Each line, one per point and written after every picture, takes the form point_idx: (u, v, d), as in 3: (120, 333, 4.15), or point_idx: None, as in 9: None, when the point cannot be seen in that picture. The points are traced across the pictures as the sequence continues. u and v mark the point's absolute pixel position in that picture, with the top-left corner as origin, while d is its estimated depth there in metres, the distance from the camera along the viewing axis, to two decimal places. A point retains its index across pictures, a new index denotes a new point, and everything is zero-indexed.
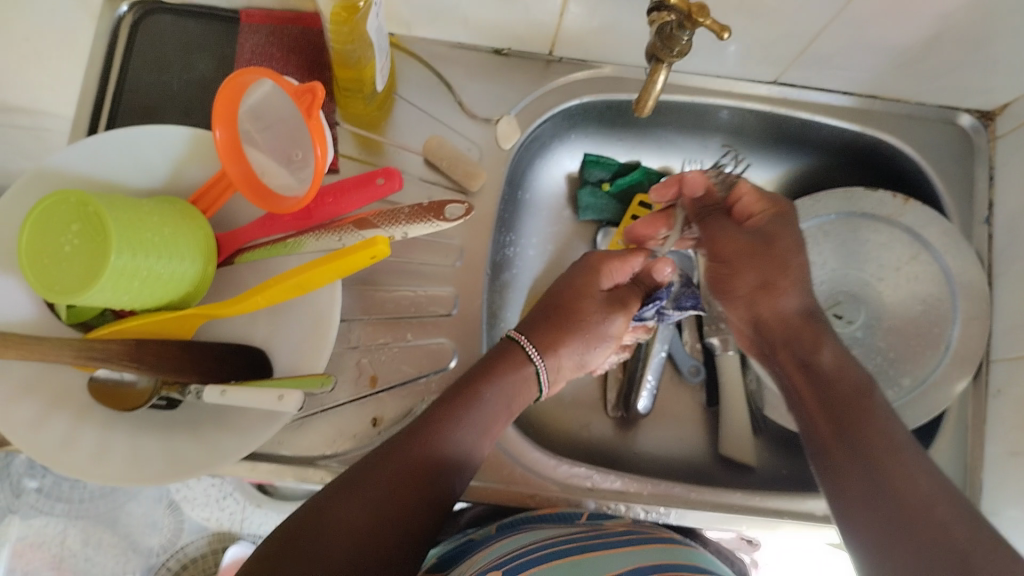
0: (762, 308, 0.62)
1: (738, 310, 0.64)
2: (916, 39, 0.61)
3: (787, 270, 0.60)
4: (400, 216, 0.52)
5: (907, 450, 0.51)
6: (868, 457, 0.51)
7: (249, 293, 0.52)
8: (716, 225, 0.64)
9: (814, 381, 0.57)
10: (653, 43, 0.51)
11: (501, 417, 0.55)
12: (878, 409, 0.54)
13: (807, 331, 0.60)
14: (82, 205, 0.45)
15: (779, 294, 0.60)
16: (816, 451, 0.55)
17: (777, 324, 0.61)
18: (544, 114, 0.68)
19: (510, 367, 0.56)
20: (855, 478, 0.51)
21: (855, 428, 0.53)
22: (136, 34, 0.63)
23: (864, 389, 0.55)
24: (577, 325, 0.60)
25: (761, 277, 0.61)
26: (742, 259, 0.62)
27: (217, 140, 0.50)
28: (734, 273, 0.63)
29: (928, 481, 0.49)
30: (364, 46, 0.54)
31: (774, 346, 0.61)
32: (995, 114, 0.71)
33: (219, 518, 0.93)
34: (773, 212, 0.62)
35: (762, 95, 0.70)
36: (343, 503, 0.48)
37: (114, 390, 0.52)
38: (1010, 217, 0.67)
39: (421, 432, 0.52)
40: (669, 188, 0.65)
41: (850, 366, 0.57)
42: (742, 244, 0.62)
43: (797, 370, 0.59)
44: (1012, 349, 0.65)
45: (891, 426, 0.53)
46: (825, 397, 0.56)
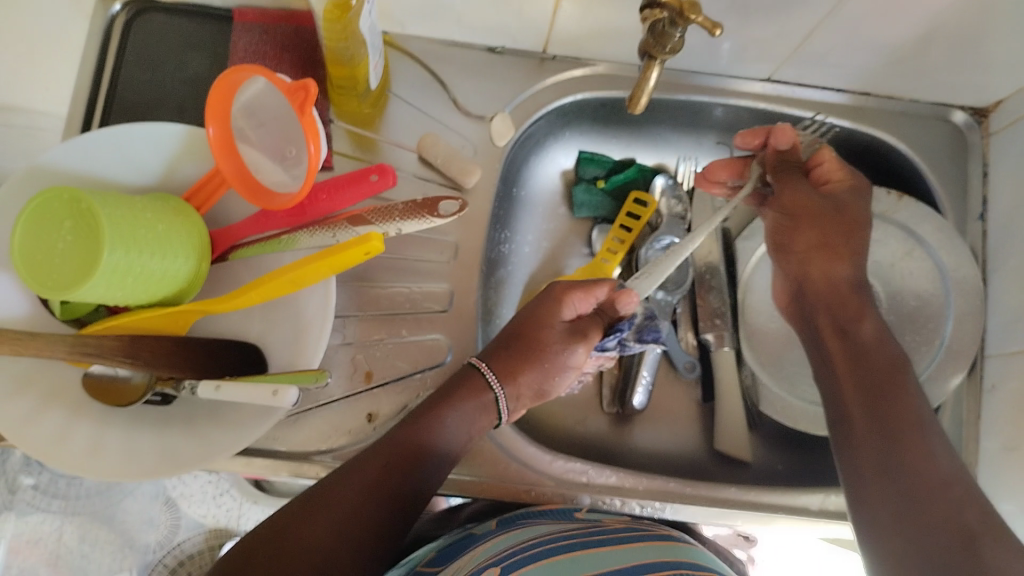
0: (813, 271, 0.64)
1: (792, 269, 0.65)
2: (909, 35, 0.61)
3: (843, 240, 0.63)
4: (394, 212, 0.53)
5: (933, 433, 0.54)
6: (888, 431, 0.54)
7: (243, 289, 0.52)
8: (790, 182, 0.64)
9: (852, 356, 0.59)
10: (645, 40, 0.51)
11: (461, 441, 0.56)
12: (910, 385, 0.57)
13: (851, 300, 0.62)
14: (75, 202, 0.45)
15: (837, 261, 0.63)
16: (841, 422, 0.57)
17: (824, 287, 0.63)
18: (538, 111, 0.68)
19: (472, 393, 0.56)
20: (872, 450, 0.54)
21: (891, 400, 0.56)
22: (129, 34, 0.63)
23: (897, 363, 0.58)
24: (535, 355, 0.59)
25: (822, 237, 0.63)
26: (812, 219, 0.63)
27: (209, 136, 0.51)
28: (798, 236, 0.64)
29: (947, 461, 0.52)
30: (356, 43, 0.54)
31: (812, 308, 0.64)
32: (988, 111, 0.71)
33: (215, 515, 0.94)
34: (849, 184, 0.64)
35: (757, 92, 0.70)
36: (313, 515, 0.49)
37: (110, 385, 0.52)
38: (1004, 213, 0.67)
39: (393, 445, 0.52)
40: (752, 138, 0.65)
41: (886, 342, 0.59)
42: (815, 205, 0.63)
43: (834, 336, 0.61)
44: (1008, 344, 0.65)
45: (916, 404, 0.55)
46: (860, 371, 0.58)
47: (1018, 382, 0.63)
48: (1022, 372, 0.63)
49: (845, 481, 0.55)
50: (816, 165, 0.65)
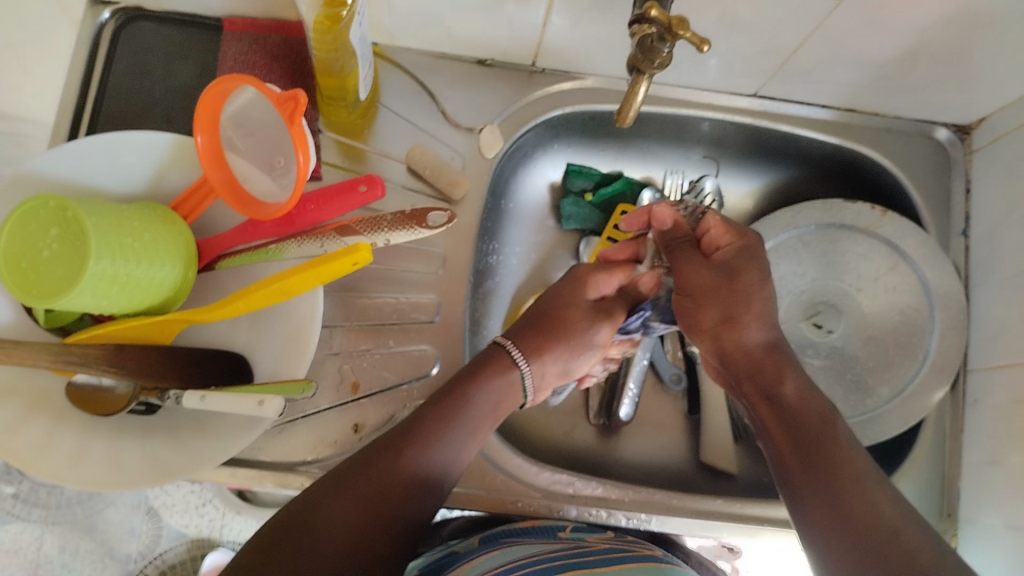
0: (727, 340, 0.58)
1: (705, 343, 0.59)
2: (894, 53, 0.62)
3: (747, 302, 0.57)
4: (382, 222, 0.52)
5: (871, 477, 0.48)
6: (830, 483, 0.48)
7: (231, 297, 0.52)
8: (682, 257, 0.60)
9: (780, 413, 0.53)
10: (633, 55, 0.51)
11: (489, 418, 0.55)
12: (845, 441, 0.51)
13: (773, 363, 0.56)
14: (62, 211, 0.45)
15: (744, 327, 0.57)
16: (784, 486, 0.51)
17: (756, 361, 0.56)
18: (528, 123, 0.68)
19: (496, 373, 0.57)
20: (819, 509, 0.48)
21: (824, 465, 0.49)
22: (117, 42, 0.63)
23: (829, 420, 0.52)
24: (561, 330, 0.61)
25: (720, 308, 0.57)
26: (706, 294, 0.58)
27: (197, 146, 0.51)
28: (702, 305, 0.58)
29: (903, 523, 0.45)
30: (346, 55, 0.54)
31: (741, 380, 0.57)
32: (971, 128, 0.72)
33: (198, 525, 0.93)
34: (738, 246, 0.59)
35: (744, 107, 0.71)
36: (334, 500, 0.48)
37: (92, 395, 0.51)
38: (986, 230, 0.68)
39: (412, 432, 0.52)
40: (637, 220, 0.64)
41: (815, 400, 0.53)
42: (707, 277, 0.58)
43: (762, 403, 0.55)
44: (991, 359, 0.66)
45: (854, 455, 0.49)
46: (792, 429, 0.52)
47: (1000, 396, 0.64)
48: (1004, 386, 0.64)
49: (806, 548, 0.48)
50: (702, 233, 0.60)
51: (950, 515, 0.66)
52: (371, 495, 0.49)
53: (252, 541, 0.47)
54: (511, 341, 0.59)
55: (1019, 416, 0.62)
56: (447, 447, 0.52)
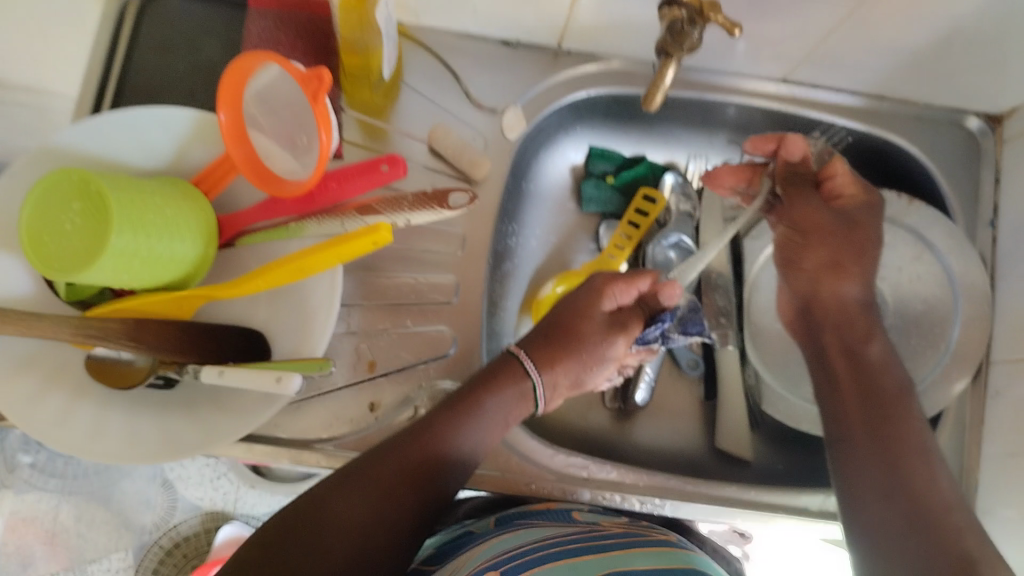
0: (818, 284, 0.63)
1: (801, 283, 0.64)
2: (928, 40, 0.60)
3: (846, 253, 0.63)
4: (403, 204, 0.53)
5: (932, 454, 0.54)
6: (893, 457, 0.54)
7: (252, 274, 0.52)
8: (800, 197, 0.64)
9: (859, 375, 0.59)
10: (662, 38, 0.50)
11: (501, 428, 0.55)
12: (915, 416, 0.57)
13: (860, 322, 0.62)
14: (84, 184, 0.45)
15: (841, 276, 0.63)
16: (835, 443, 0.57)
17: (839, 309, 0.63)
18: (552, 105, 0.67)
19: (508, 381, 0.56)
20: (877, 474, 0.53)
21: (893, 429, 0.55)
22: (142, 19, 0.62)
23: (903, 391, 0.58)
24: (574, 341, 0.59)
25: (828, 255, 0.63)
26: (823, 236, 0.63)
27: (221, 123, 0.50)
28: (809, 246, 0.64)
29: (959, 509, 0.51)
30: (372, 34, 0.53)
31: (817, 324, 0.63)
32: (1002, 117, 0.70)
33: (212, 498, 0.94)
34: (863, 200, 0.64)
35: (771, 92, 0.70)
36: (342, 497, 0.48)
37: (111, 369, 0.52)
38: (1015, 222, 0.67)
39: (425, 433, 0.51)
40: (764, 145, 0.65)
41: (892, 365, 0.60)
42: (824, 219, 0.63)
43: (841, 355, 0.61)
44: (1014, 352, 0.65)
45: (924, 435, 0.55)
46: (864, 394, 0.58)
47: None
48: None
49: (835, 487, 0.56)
50: (828, 178, 0.64)
51: (967, 505, 0.65)
52: (379, 496, 0.49)
53: (263, 529, 0.48)
54: (523, 349, 0.58)
55: None
56: (457, 450, 0.52)
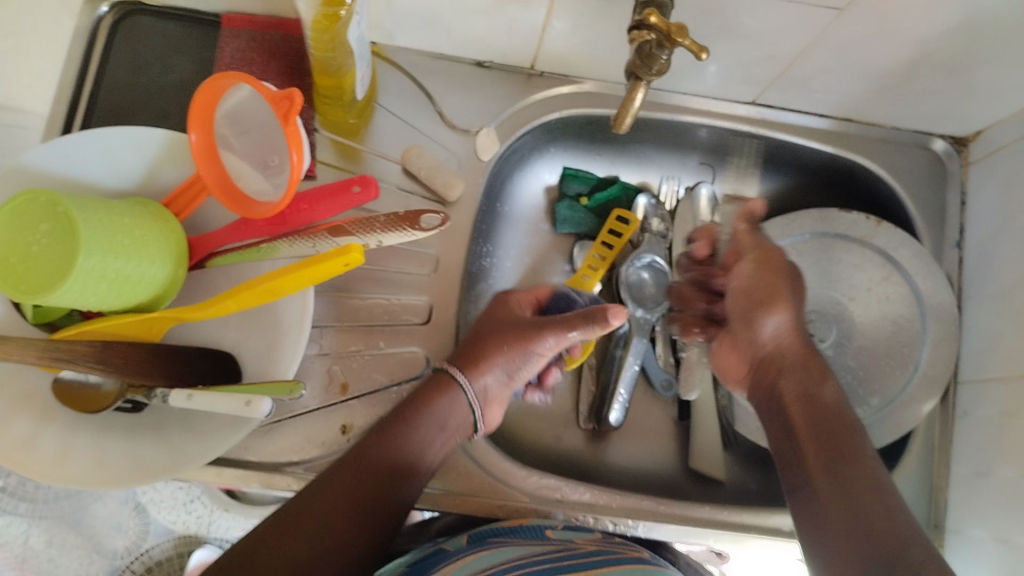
0: (779, 327, 0.59)
1: (761, 330, 0.60)
2: (893, 63, 0.61)
3: (791, 300, 0.59)
4: (375, 224, 0.51)
5: (890, 490, 0.48)
6: (851, 483, 0.49)
7: (221, 297, 0.51)
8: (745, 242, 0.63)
9: (814, 418, 0.53)
10: (631, 61, 0.51)
11: (437, 440, 0.55)
12: (866, 452, 0.51)
13: (814, 364, 0.57)
14: (53, 206, 0.45)
15: (772, 312, 0.59)
16: (805, 485, 0.51)
17: (783, 350, 0.59)
18: (524, 126, 0.68)
19: (438, 391, 0.56)
20: (839, 512, 0.48)
21: (849, 471, 0.49)
22: (115, 35, 0.62)
23: (852, 429, 0.52)
24: (498, 344, 0.59)
25: (770, 295, 0.60)
26: (768, 282, 0.60)
27: (192, 142, 0.50)
28: (766, 288, 0.60)
29: (901, 518, 0.46)
30: (344, 53, 0.54)
31: (775, 375, 0.58)
32: (968, 140, 0.72)
33: (185, 521, 0.93)
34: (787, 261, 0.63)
35: (741, 115, 0.71)
36: (290, 534, 0.48)
37: (80, 392, 0.51)
38: (979, 245, 0.69)
39: (355, 461, 0.52)
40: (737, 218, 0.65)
41: (846, 408, 0.54)
42: (773, 264, 0.61)
43: (796, 400, 0.55)
44: (981, 372, 0.66)
45: (876, 467, 0.50)
46: (822, 439, 0.52)
47: (990, 410, 0.64)
48: (996, 399, 0.64)
49: (809, 528, 0.49)
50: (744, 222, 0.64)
51: (938, 526, 0.66)
52: (314, 530, 0.49)
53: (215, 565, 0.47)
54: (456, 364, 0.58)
55: (1008, 428, 0.62)
56: (391, 470, 0.52)
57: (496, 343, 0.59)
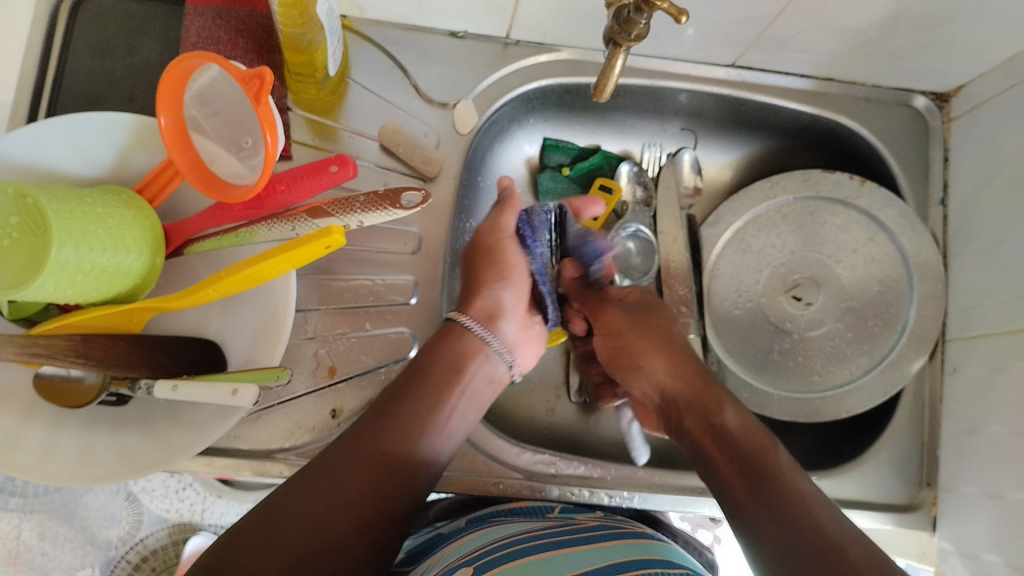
0: (656, 374, 0.60)
1: (645, 385, 0.61)
2: (872, 20, 0.60)
3: (654, 351, 0.61)
4: (355, 204, 0.50)
5: (815, 500, 0.47)
6: (773, 495, 0.48)
7: (200, 284, 0.50)
8: (592, 303, 0.66)
9: (719, 440, 0.53)
10: (609, 27, 0.50)
11: (455, 388, 0.55)
12: (785, 466, 0.50)
13: (712, 392, 0.57)
14: (21, 198, 0.44)
15: (646, 364, 0.61)
16: (734, 515, 0.49)
17: (670, 394, 0.58)
18: (503, 98, 0.67)
19: (447, 344, 0.56)
20: (766, 527, 0.47)
21: (771, 489, 0.48)
22: (77, 19, 0.60)
23: (767, 448, 0.51)
24: (481, 279, 0.60)
25: (636, 353, 0.61)
26: (625, 334, 0.62)
27: (161, 127, 0.49)
28: (629, 345, 0.62)
29: (830, 526, 0.45)
30: (314, 29, 0.52)
31: (676, 416, 0.57)
32: (949, 95, 0.71)
33: (179, 509, 0.91)
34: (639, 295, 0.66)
35: (721, 77, 0.70)
36: (302, 494, 0.47)
37: (62, 385, 0.50)
38: (964, 200, 0.68)
39: (373, 419, 0.51)
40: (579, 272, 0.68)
41: (753, 428, 0.53)
42: (619, 317, 0.63)
43: (701, 432, 0.54)
44: (970, 329, 0.66)
45: (798, 480, 0.49)
46: (736, 460, 0.51)
47: (978, 366, 0.64)
48: (983, 355, 0.64)
49: (745, 544, 0.48)
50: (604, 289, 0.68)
51: (930, 483, 0.67)
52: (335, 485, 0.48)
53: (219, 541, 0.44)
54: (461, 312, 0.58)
55: (997, 383, 0.62)
56: (410, 423, 0.52)
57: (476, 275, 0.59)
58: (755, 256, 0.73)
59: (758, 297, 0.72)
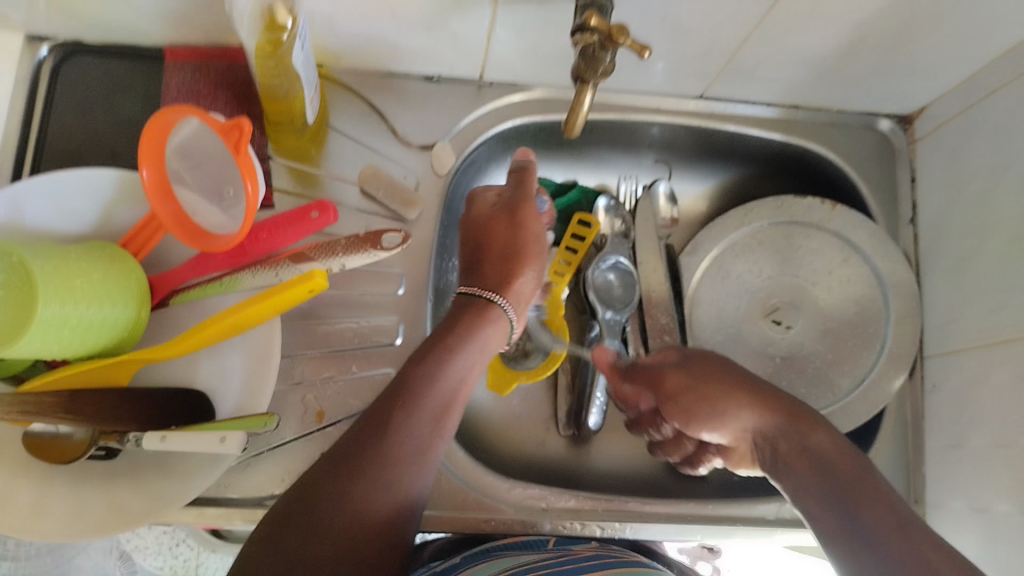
0: (738, 415, 0.57)
1: (732, 428, 0.58)
2: (831, 48, 0.63)
3: (730, 392, 0.58)
4: (337, 248, 0.53)
5: (918, 524, 0.46)
6: (875, 520, 0.47)
7: (185, 335, 0.51)
8: (646, 373, 0.64)
9: (816, 465, 0.52)
10: (577, 64, 0.51)
11: (477, 358, 0.55)
12: (881, 485, 0.49)
13: (803, 413, 0.56)
14: (6, 256, 0.44)
15: (727, 412, 0.58)
16: (832, 537, 0.48)
17: (761, 429, 0.57)
18: (479, 138, 0.68)
19: (472, 317, 0.57)
20: (871, 555, 0.45)
21: (869, 512, 0.47)
22: (58, 81, 0.61)
23: (863, 470, 0.50)
24: (518, 253, 0.61)
25: (710, 402, 0.59)
26: (691, 393, 0.60)
27: (143, 180, 0.50)
28: (699, 400, 0.60)
29: (935, 551, 0.43)
30: (291, 79, 0.54)
31: (771, 448, 0.56)
32: (912, 118, 0.73)
33: (173, 566, 0.89)
34: (673, 352, 0.64)
35: (691, 109, 0.72)
36: (334, 479, 0.46)
37: (51, 442, 0.50)
38: (932, 217, 0.70)
39: (404, 394, 0.50)
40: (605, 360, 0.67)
41: (848, 450, 0.52)
42: (681, 380, 0.61)
43: (797, 456, 0.54)
44: (947, 344, 0.67)
45: (894, 499, 0.48)
46: (833, 485, 0.50)
47: (957, 381, 0.65)
48: (962, 369, 0.65)
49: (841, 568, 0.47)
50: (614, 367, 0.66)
51: (919, 501, 0.67)
52: (374, 469, 0.47)
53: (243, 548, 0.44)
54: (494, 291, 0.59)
55: (975, 396, 0.63)
56: (439, 399, 0.51)
57: (518, 254, 0.61)
58: (733, 282, 0.74)
59: (737, 323, 0.73)
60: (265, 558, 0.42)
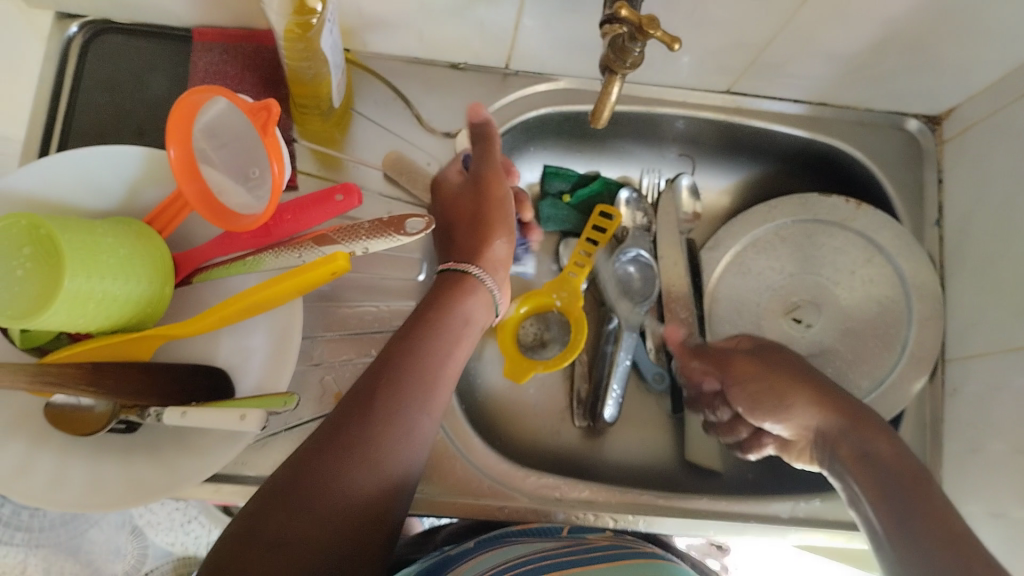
0: (798, 412, 0.58)
1: (793, 424, 0.58)
2: (860, 46, 0.62)
3: (798, 386, 0.58)
4: (360, 231, 0.51)
5: (971, 537, 0.45)
6: (924, 528, 0.46)
7: (207, 312, 0.51)
8: (720, 356, 0.64)
9: (871, 469, 0.52)
10: (606, 55, 0.51)
11: (465, 336, 0.55)
12: (938, 496, 0.48)
13: (870, 421, 0.55)
14: (35, 229, 0.45)
15: (788, 407, 0.58)
16: (881, 540, 0.48)
17: (819, 427, 0.57)
18: (504, 127, 0.68)
19: (460, 293, 0.56)
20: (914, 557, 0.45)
21: (919, 519, 0.47)
22: (86, 57, 0.62)
23: (921, 477, 0.50)
24: (491, 223, 0.60)
25: (776, 394, 0.59)
26: (755, 379, 0.60)
27: (170, 159, 0.50)
28: (763, 388, 0.60)
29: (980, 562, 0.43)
30: (319, 63, 0.54)
31: (829, 444, 0.56)
32: (940, 118, 0.73)
33: (183, 542, 0.91)
34: (750, 343, 0.64)
35: (717, 104, 0.71)
36: (324, 457, 0.45)
37: (75, 414, 0.51)
38: (958, 220, 0.69)
39: (391, 370, 0.49)
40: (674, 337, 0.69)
41: (908, 458, 0.52)
42: (753, 368, 0.61)
43: (855, 459, 0.53)
44: (968, 348, 0.66)
45: (949, 511, 0.47)
46: (889, 489, 0.50)
47: (977, 385, 0.65)
48: (983, 373, 0.64)
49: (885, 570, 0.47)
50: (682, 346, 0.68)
51: None
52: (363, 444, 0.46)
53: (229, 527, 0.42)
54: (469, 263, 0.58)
55: (996, 402, 0.62)
56: (428, 378, 0.50)
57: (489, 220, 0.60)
58: (754, 279, 0.74)
59: (756, 320, 0.73)
60: (256, 533, 0.41)
